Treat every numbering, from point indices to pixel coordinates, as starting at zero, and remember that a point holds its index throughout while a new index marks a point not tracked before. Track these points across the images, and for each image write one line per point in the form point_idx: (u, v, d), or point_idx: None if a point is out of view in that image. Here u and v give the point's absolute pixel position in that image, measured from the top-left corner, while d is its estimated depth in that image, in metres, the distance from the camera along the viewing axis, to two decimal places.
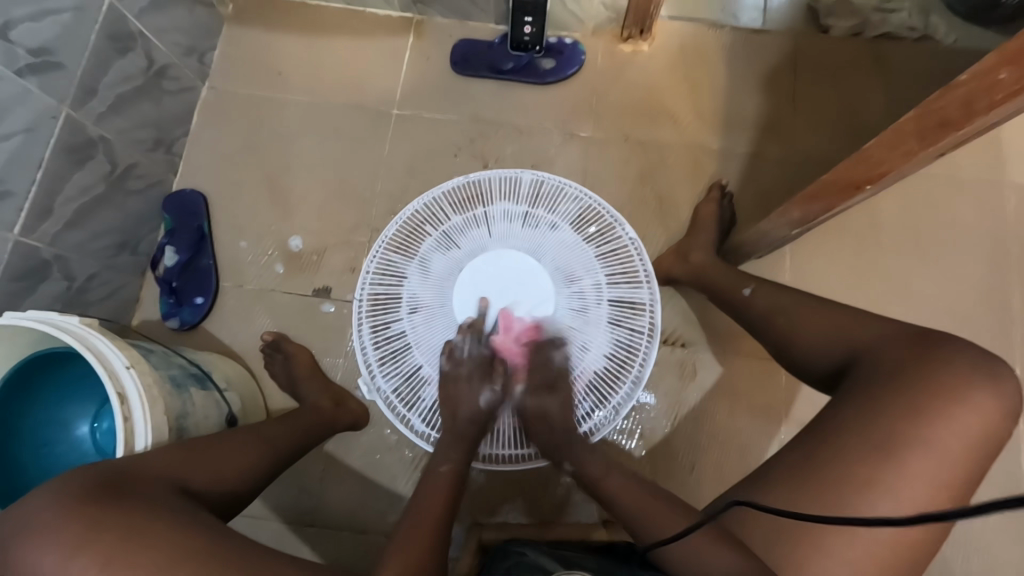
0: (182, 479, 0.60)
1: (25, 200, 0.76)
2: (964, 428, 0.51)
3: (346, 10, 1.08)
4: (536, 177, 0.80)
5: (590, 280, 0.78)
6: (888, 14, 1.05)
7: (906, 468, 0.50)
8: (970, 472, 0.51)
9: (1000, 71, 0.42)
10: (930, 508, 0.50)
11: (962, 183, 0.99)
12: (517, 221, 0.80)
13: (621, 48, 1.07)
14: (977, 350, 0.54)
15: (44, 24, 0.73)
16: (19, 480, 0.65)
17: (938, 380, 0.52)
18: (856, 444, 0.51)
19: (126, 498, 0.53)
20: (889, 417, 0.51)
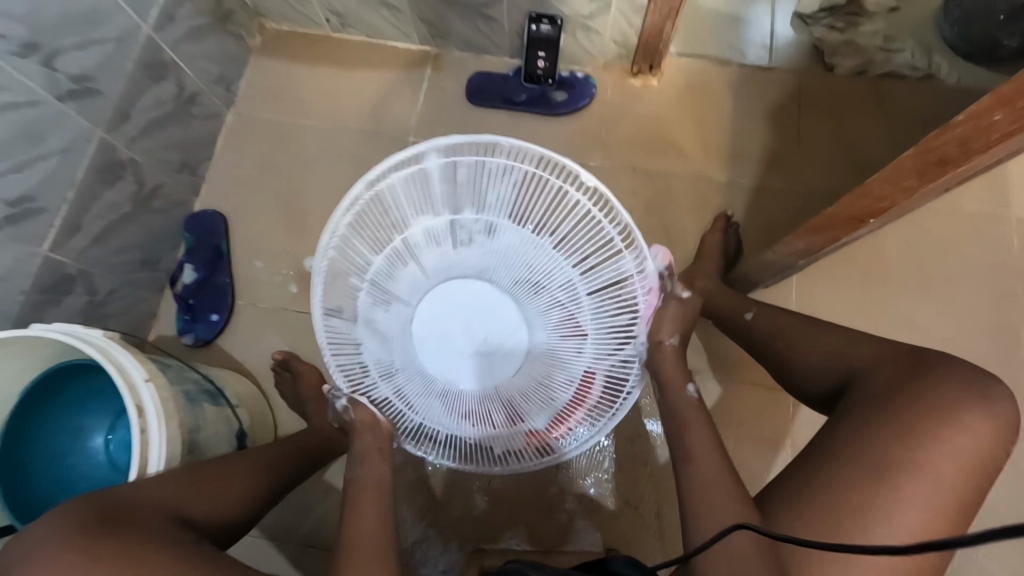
0: (180, 507, 0.60)
1: (56, 217, 0.79)
2: (963, 448, 0.50)
3: (368, 43, 1.13)
4: (445, 160, 0.73)
5: (559, 281, 0.79)
6: (892, 53, 1.08)
7: (907, 490, 0.49)
8: (971, 493, 0.50)
9: (994, 112, 0.43)
10: (925, 534, 0.48)
11: (967, 219, 1.00)
12: (447, 239, 0.81)
13: (631, 82, 1.11)
14: (972, 371, 0.54)
15: (87, 54, 0.78)
16: (30, 491, 0.65)
17: (934, 400, 0.51)
18: (852, 467, 0.51)
19: (123, 530, 0.53)
20: (885, 438, 0.51)
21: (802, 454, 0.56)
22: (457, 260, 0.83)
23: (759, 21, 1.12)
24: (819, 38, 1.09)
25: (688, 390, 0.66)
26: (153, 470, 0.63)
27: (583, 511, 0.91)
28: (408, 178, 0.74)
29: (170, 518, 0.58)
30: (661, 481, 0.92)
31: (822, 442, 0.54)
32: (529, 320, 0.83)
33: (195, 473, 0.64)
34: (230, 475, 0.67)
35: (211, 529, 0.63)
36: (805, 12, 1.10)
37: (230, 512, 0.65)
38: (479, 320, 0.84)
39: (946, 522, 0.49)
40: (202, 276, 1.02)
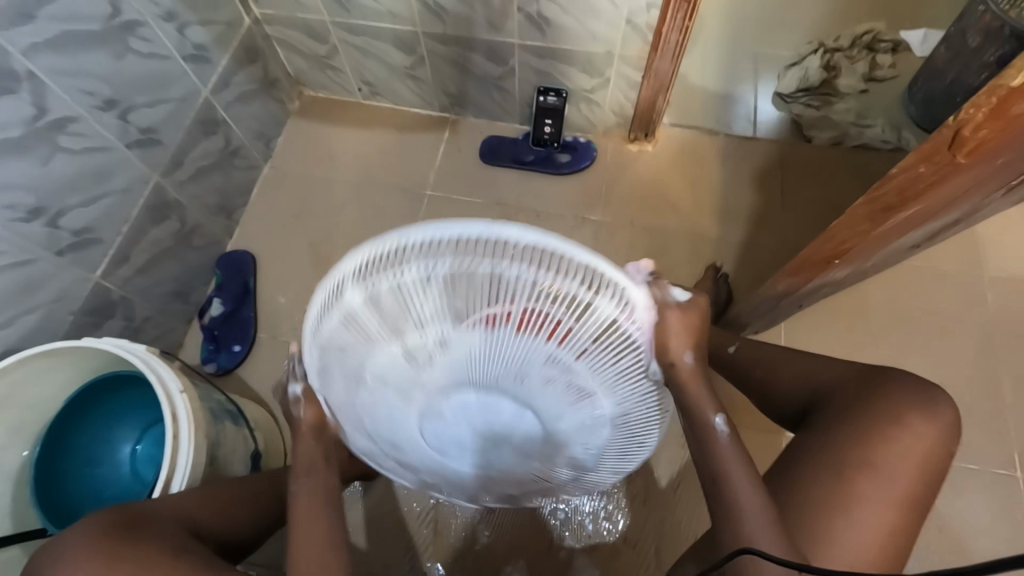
0: (189, 515, 0.64)
1: (109, 247, 0.88)
2: (912, 449, 0.56)
3: (394, 109, 1.27)
4: (361, 290, 0.42)
5: (540, 362, 0.45)
6: (864, 128, 1.20)
7: (868, 491, 0.54)
8: (923, 490, 0.56)
9: (919, 165, 0.51)
10: (891, 529, 0.54)
11: (943, 275, 1.07)
12: (386, 359, 0.45)
13: (629, 147, 1.23)
14: (914, 381, 0.61)
15: (155, 110, 0.90)
16: (63, 492, 0.72)
17: (883, 407, 0.58)
18: (818, 473, 0.56)
19: (142, 538, 0.57)
20: (845, 444, 0.56)
21: (777, 466, 0.60)
22: (415, 375, 0.47)
23: (745, 99, 1.25)
24: (798, 114, 1.23)
25: (716, 422, 0.56)
26: (175, 489, 0.67)
27: (582, 549, 0.92)
28: (329, 326, 0.45)
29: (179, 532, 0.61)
30: (660, 518, 0.94)
31: (793, 453, 0.59)
32: (533, 406, 0.50)
33: (207, 488, 0.68)
34: (241, 488, 0.70)
35: (218, 539, 0.66)
36: (784, 91, 1.24)
37: (240, 526, 0.68)
38: (473, 419, 0.52)
39: (905, 519, 0.54)
40: (228, 309, 1.09)
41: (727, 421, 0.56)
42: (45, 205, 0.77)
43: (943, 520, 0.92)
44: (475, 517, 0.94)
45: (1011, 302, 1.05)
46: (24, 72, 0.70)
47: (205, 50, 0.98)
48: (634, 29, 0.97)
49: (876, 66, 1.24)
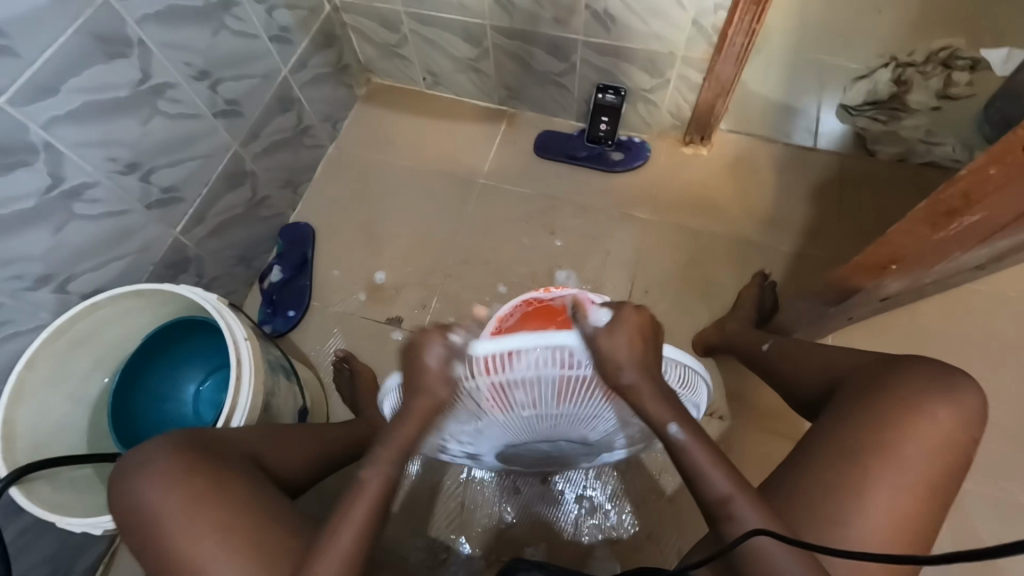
0: (255, 451, 0.69)
1: (189, 207, 0.96)
2: (931, 435, 0.57)
3: (455, 100, 1.32)
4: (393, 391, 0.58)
5: (542, 418, 0.53)
6: (933, 146, 1.16)
7: (886, 474, 0.56)
8: (944, 474, 0.57)
9: (989, 168, 0.50)
10: (914, 512, 0.55)
11: (1010, 304, 1.02)
12: (462, 435, 0.58)
13: (683, 150, 1.23)
14: (937, 368, 0.62)
15: (241, 84, 0.98)
16: (140, 425, 0.83)
17: (899, 395, 0.60)
18: (833, 458, 0.58)
19: (215, 459, 0.63)
20: (859, 431, 0.59)
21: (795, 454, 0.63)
22: (490, 437, 0.59)
23: (807, 110, 1.23)
24: (862, 128, 1.20)
25: (669, 432, 0.54)
26: (236, 423, 0.74)
27: (604, 540, 0.93)
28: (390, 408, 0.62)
29: (247, 467, 0.66)
30: (686, 519, 0.93)
31: (809, 441, 0.62)
32: (565, 434, 0.60)
33: (271, 429, 0.74)
34: (296, 433, 0.76)
35: (281, 481, 0.71)
36: (849, 104, 1.20)
37: (295, 467, 0.73)
38: (532, 445, 0.65)
39: (927, 503, 0.56)
40: (287, 276, 1.16)
41: (682, 429, 0.55)
42: (141, 161, 0.85)
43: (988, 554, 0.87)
44: (501, 498, 0.97)
45: None
46: (135, 40, 0.78)
47: (288, 32, 1.05)
48: (700, 30, 0.98)
49: (951, 83, 1.15)
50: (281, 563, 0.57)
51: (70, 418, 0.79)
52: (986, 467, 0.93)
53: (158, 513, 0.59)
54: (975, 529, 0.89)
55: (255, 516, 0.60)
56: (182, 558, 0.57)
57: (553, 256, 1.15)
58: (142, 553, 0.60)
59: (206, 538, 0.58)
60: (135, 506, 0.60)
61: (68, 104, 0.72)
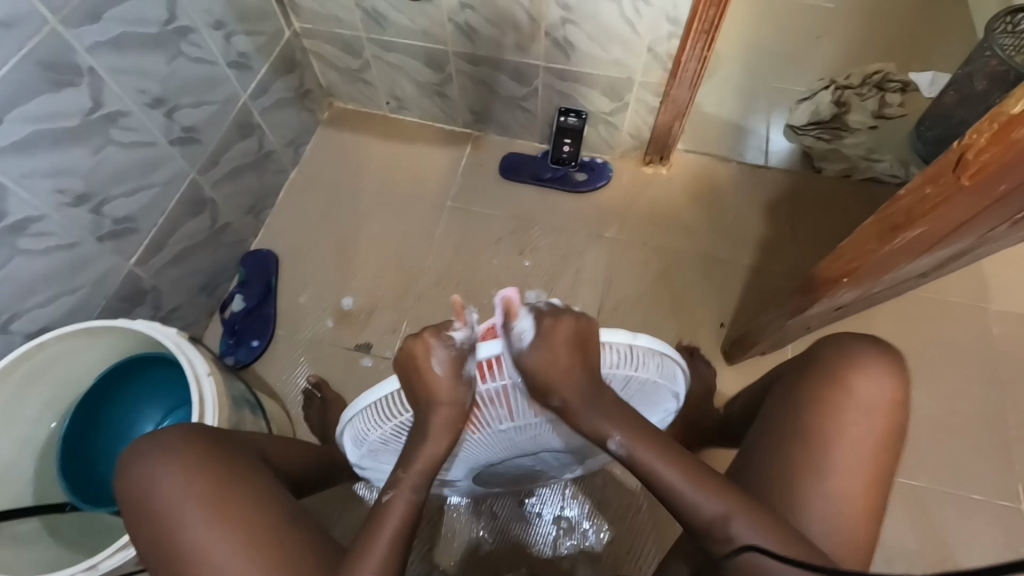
0: (262, 447, 0.71)
1: (145, 237, 0.92)
2: (854, 409, 0.60)
3: (419, 123, 1.33)
4: (353, 420, 0.57)
5: (524, 429, 0.62)
6: (874, 163, 1.24)
7: (826, 456, 0.58)
8: (881, 445, 0.59)
9: (925, 187, 0.55)
10: (859, 484, 0.57)
11: (950, 308, 1.10)
12: (459, 456, 0.65)
13: (644, 169, 1.27)
14: (848, 343, 0.65)
15: (200, 111, 0.96)
16: (88, 468, 0.78)
17: (827, 377, 0.62)
18: (774, 450, 0.60)
19: (226, 450, 0.64)
20: (797, 417, 0.61)
21: (746, 450, 0.64)
22: (489, 452, 0.67)
23: (757, 130, 1.31)
24: (808, 146, 1.26)
25: (611, 446, 0.58)
26: None
27: (585, 558, 0.92)
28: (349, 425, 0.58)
29: (258, 462, 0.67)
30: (665, 527, 0.94)
31: (755, 434, 0.64)
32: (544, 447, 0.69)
33: (276, 436, 0.76)
34: (286, 445, 0.76)
35: (289, 477, 0.72)
36: (795, 124, 1.29)
37: (295, 467, 0.74)
38: (516, 463, 0.73)
39: (871, 476, 0.58)
40: (250, 306, 1.12)
41: (623, 442, 0.58)
42: (93, 192, 0.81)
43: (948, 548, 0.92)
44: (478, 523, 0.95)
45: (1016, 336, 1.07)
46: (86, 67, 0.75)
47: (248, 58, 1.04)
48: (655, 57, 1.02)
49: (886, 103, 1.29)
50: (297, 548, 0.57)
51: (12, 468, 0.73)
52: (941, 464, 0.98)
53: (175, 506, 0.58)
54: (935, 524, 0.94)
55: (277, 507, 0.60)
56: (202, 548, 0.56)
57: (523, 275, 1.16)
58: (154, 545, 0.58)
59: (228, 526, 0.57)
60: (149, 498, 0.59)
61: (12, 134, 0.69)
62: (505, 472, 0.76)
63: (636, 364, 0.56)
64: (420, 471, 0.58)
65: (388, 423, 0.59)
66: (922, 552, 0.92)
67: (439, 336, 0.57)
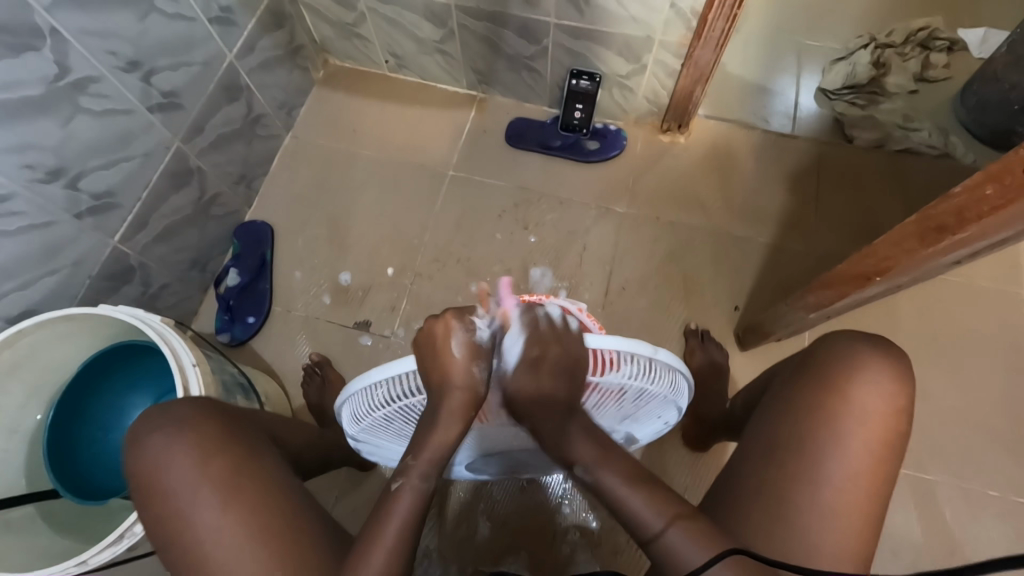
0: (271, 429, 0.67)
1: (128, 212, 0.87)
2: (852, 419, 0.54)
3: (420, 83, 1.24)
4: (354, 397, 0.52)
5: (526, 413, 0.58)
6: (909, 132, 1.13)
7: (818, 473, 0.53)
8: (881, 459, 0.54)
9: (986, 186, 0.49)
10: (853, 501, 0.52)
11: (981, 295, 1.03)
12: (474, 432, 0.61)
13: (660, 137, 1.18)
14: (851, 346, 0.59)
15: (179, 73, 0.88)
16: (78, 456, 0.78)
17: (821, 385, 0.57)
18: (762, 466, 0.55)
19: (241, 433, 0.60)
20: (787, 428, 0.56)
21: (732, 462, 0.60)
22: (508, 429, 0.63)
23: (785, 93, 1.20)
24: (841, 112, 1.16)
25: (577, 472, 0.55)
26: None
27: (584, 545, 0.92)
28: (350, 402, 0.53)
29: (268, 443, 0.63)
30: None
31: (745, 446, 0.59)
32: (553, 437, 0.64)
33: (280, 416, 0.72)
34: (291, 425, 0.73)
35: (295, 458, 0.70)
36: (828, 87, 1.18)
37: (302, 447, 0.72)
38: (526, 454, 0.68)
39: (868, 494, 0.53)
40: (244, 281, 1.08)
41: (590, 469, 0.54)
42: (66, 167, 0.76)
43: (959, 548, 0.89)
44: (478, 507, 0.95)
45: None
46: (47, 28, 0.68)
47: (231, 13, 0.95)
48: (678, 14, 0.92)
49: (928, 65, 1.18)
50: (311, 547, 0.53)
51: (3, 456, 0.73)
52: (958, 461, 0.94)
53: (189, 488, 0.54)
54: (945, 521, 0.91)
55: (292, 492, 0.57)
56: (216, 533, 0.52)
57: (528, 252, 1.10)
58: (162, 532, 0.54)
59: (241, 514, 0.53)
60: (162, 476, 0.55)
61: None
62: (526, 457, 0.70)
63: (650, 377, 0.52)
64: (413, 465, 0.53)
65: (389, 406, 0.54)
66: (929, 548, 0.90)
67: (463, 319, 0.55)
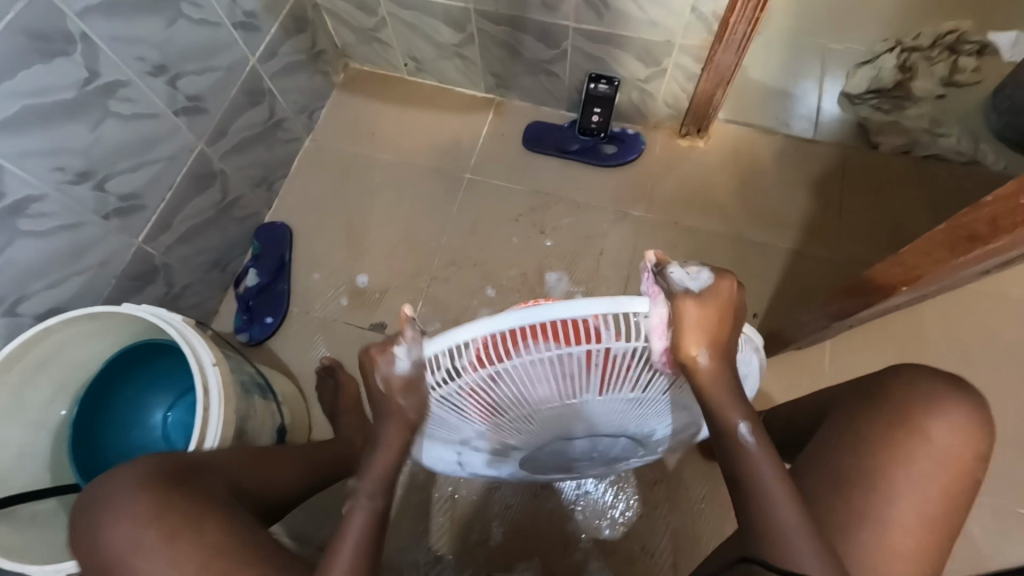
0: (234, 475, 0.65)
1: (153, 214, 0.89)
2: (926, 458, 0.53)
3: (438, 87, 1.24)
4: None
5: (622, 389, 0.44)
6: (938, 137, 1.11)
7: (884, 510, 0.51)
8: (950, 504, 0.52)
9: (1021, 196, 0.47)
10: (918, 542, 0.51)
11: (1013, 306, 1.00)
12: (465, 416, 0.46)
13: (679, 142, 1.17)
14: (933, 382, 0.57)
15: (204, 77, 0.90)
16: (100, 453, 0.80)
17: (897, 418, 0.55)
18: (824, 489, 0.53)
19: (190, 488, 0.59)
20: (854, 460, 0.54)
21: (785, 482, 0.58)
22: (515, 432, 0.49)
23: (807, 97, 1.18)
24: (865, 116, 1.14)
25: (741, 431, 0.49)
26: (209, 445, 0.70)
27: (598, 552, 0.91)
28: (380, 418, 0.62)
29: (226, 493, 0.62)
30: (679, 525, 0.92)
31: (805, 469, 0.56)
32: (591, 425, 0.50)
33: (252, 452, 0.70)
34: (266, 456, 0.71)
35: (265, 501, 0.68)
36: (852, 92, 1.16)
37: (280, 486, 0.70)
38: (531, 444, 0.52)
39: (933, 538, 0.51)
40: (263, 282, 1.10)
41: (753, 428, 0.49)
42: (94, 169, 0.78)
43: (987, 568, 0.86)
44: (491, 512, 0.94)
45: None
46: (78, 34, 0.70)
47: (255, 17, 0.96)
48: (699, 18, 0.91)
49: (957, 69, 1.15)
50: None
51: (30, 449, 0.75)
52: (987, 477, 0.91)
53: (137, 548, 0.55)
54: (972, 539, 0.88)
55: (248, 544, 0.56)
56: None
57: (544, 256, 1.10)
58: None
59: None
60: (111, 531, 0.56)
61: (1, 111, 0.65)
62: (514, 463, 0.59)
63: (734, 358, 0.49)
64: None
65: None
66: (956, 566, 0.87)
67: (383, 353, 0.45)
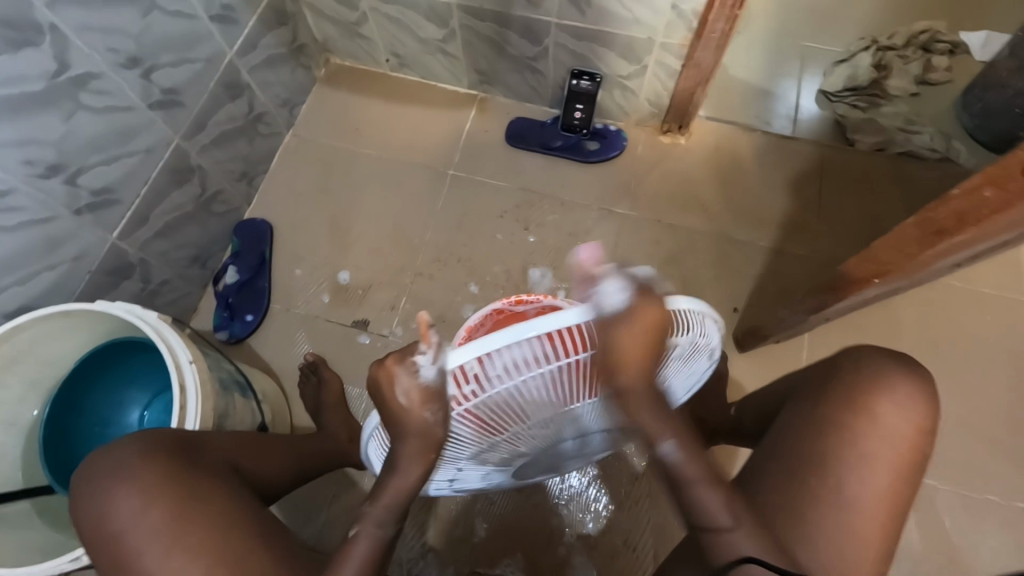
0: (232, 457, 0.65)
1: (128, 209, 0.87)
2: (875, 437, 0.54)
3: (421, 83, 1.24)
4: None
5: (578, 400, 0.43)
6: (911, 135, 1.13)
7: (838, 492, 0.52)
8: (901, 480, 0.54)
9: (986, 189, 0.49)
10: (872, 520, 0.52)
11: (983, 299, 1.03)
12: (465, 439, 0.44)
13: (661, 139, 1.18)
14: (880, 363, 0.58)
15: (180, 70, 0.88)
16: (73, 452, 0.78)
17: (847, 400, 0.56)
18: (780, 475, 0.54)
19: (192, 467, 0.58)
20: (808, 443, 0.55)
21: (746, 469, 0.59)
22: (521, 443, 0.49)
23: (786, 95, 1.20)
24: (842, 114, 1.16)
25: (662, 451, 0.47)
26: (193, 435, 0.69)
27: (582, 546, 0.92)
28: None
29: (225, 472, 0.61)
30: (662, 516, 0.93)
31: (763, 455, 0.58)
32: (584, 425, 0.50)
33: (243, 435, 0.69)
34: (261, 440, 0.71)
35: (260, 487, 0.67)
36: (829, 89, 1.18)
37: (275, 472, 0.70)
38: (531, 451, 0.52)
39: (888, 514, 0.52)
40: (244, 279, 1.08)
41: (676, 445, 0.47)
42: (66, 162, 0.76)
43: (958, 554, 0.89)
44: (475, 508, 0.94)
45: None
46: (47, 24, 0.68)
47: (233, 10, 0.95)
48: (679, 15, 0.91)
49: (930, 68, 1.17)
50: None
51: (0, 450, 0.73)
52: (958, 466, 0.94)
53: (137, 527, 0.53)
54: (944, 526, 0.91)
55: (248, 525, 0.55)
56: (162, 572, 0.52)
57: (528, 252, 1.10)
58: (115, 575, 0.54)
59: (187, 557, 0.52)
60: (110, 508, 0.54)
61: None
62: (509, 473, 0.59)
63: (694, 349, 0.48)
64: None
65: None
66: (928, 552, 0.89)
67: (403, 364, 0.41)
